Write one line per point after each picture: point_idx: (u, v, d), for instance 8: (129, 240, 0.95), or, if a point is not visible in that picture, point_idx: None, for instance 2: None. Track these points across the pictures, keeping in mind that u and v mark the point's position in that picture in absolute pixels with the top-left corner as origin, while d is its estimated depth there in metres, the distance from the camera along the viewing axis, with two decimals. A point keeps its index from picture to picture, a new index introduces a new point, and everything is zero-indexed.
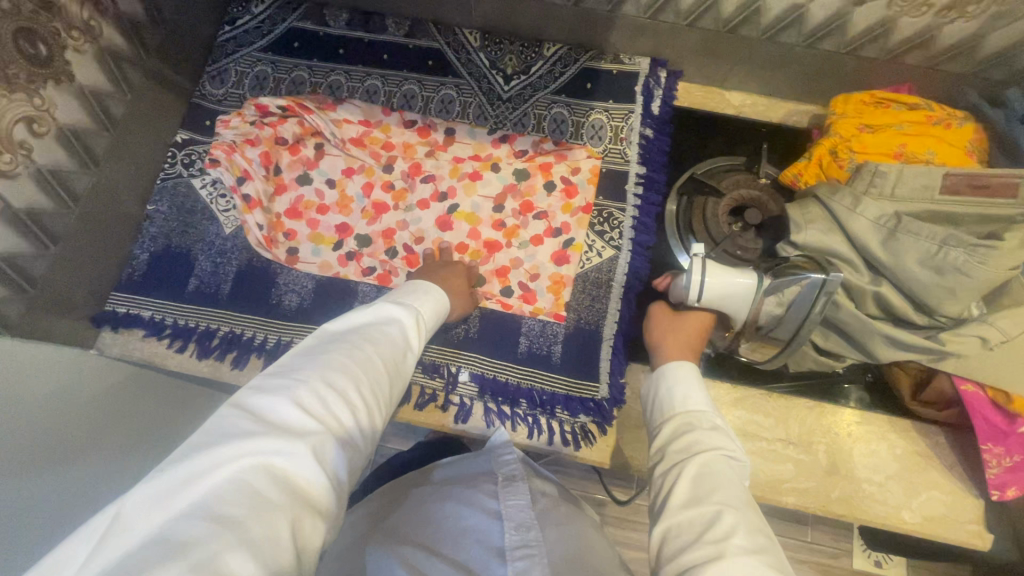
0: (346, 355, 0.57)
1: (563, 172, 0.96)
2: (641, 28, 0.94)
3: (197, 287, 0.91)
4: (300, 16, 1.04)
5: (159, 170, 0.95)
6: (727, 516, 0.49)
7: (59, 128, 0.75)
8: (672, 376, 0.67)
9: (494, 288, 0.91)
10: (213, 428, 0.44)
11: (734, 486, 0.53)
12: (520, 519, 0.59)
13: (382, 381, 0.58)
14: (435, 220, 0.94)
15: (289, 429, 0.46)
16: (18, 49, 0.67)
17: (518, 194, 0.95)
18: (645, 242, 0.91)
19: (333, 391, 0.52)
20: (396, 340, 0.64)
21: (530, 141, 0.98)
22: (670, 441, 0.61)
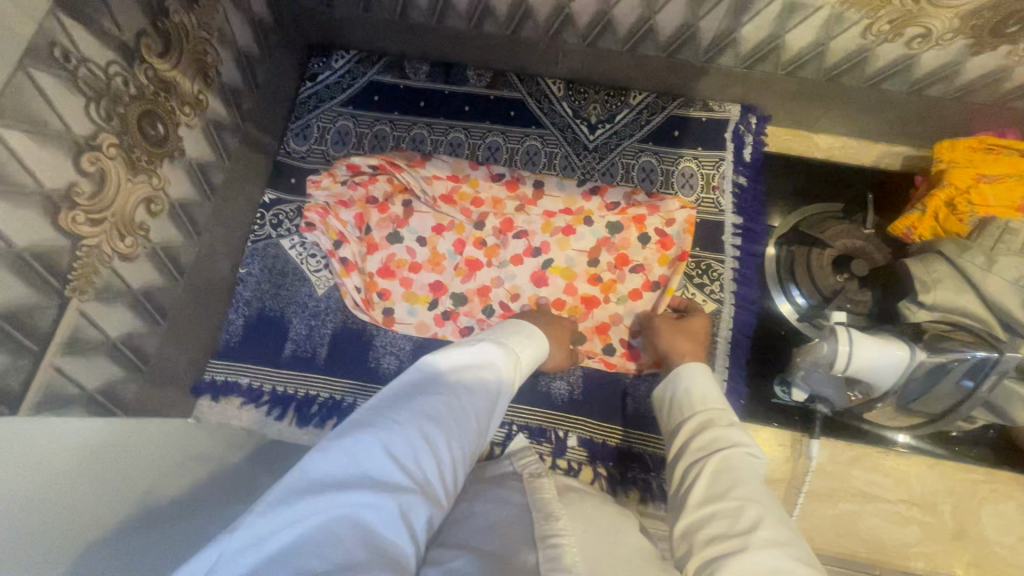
0: (442, 399, 0.55)
1: (658, 224, 0.93)
2: (736, 78, 0.92)
3: (292, 351, 0.89)
4: (380, 69, 1.03)
5: (249, 231, 0.94)
6: (751, 509, 0.52)
7: (171, 204, 0.74)
8: (695, 376, 0.70)
9: (594, 345, 0.89)
10: (312, 466, 0.45)
11: (759, 479, 0.56)
12: (546, 508, 0.58)
13: (471, 431, 0.55)
14: (530, 276, 0.92)
15: (379, 482, 0.45)
16: (141, 131, 0.66)
17: (613, 247, 0.93)
18: (747, 295, 0.90)
19: (425, 441, 0.50)
20: (494, 385, 0.61)
21: (619, 192, 0.95)
22: (689, 438, 0.63)
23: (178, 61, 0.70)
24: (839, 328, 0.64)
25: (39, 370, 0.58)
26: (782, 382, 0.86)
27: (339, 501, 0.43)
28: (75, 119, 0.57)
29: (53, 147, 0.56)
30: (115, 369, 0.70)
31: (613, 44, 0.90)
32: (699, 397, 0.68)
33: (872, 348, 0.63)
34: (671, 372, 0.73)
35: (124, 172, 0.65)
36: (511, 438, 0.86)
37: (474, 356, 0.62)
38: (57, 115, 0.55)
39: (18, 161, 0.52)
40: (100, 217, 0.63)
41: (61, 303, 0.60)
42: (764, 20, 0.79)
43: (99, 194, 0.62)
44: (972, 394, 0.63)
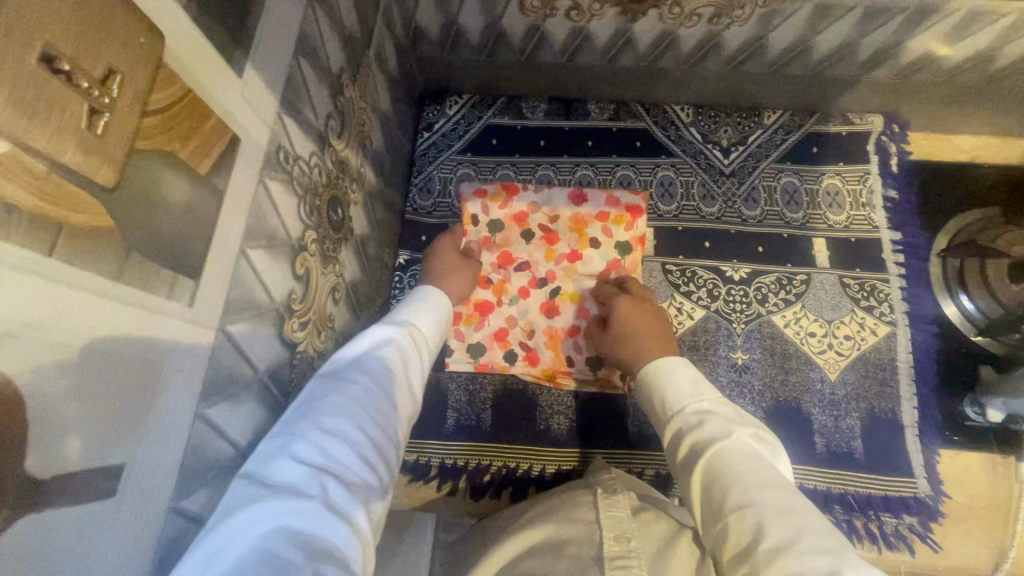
0: (345, 386, 0.48)
1: (600, 225, 0.85)
2: (884, 87, 0.89)
3: (455, 421, 0.85)
4: (496, 112, 0.99)
5: (389, 297, 0.90)
6: (750, 515, 0.46)
7: (346, 288, 0.70)
8: (657, 378, 0.65)
9: (496, 356, 0.83)
10: (220, 506, 0.38)
11: (753, 471, 0.50)
12: (619, 527, 0.57)
13: (387, 407, 0.49)
14: (542, 307, 0.84)
15: (288, 488, 0.39)
16: (329, 219, 0.62)
17: (495, 247, 0.85)
18: (921, 313, 0.87)
19: (339, 435, 0.44)
20: (400, 360, 0.55)
21: (557, 196, 0.86)
22: (675, 450, 0.59)
23: (348, 138, 0.66)
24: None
25: None
26: (974, 402, 0.82)
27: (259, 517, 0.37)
28: (292, 222, 0.53)
29: (280, 258, 0.51)
30: None
31: (758, 66, 0.86)
32: (661, 403, 0.63)
33: None
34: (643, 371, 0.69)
35: (319, 266, 0.60)
36: None
37: (372, 339, 0.55)
38: (281, 223, 0.51)
39: (260, 282, 0.48)
40: (306, 320, 0.58)
41: None
42: (936, 29, 0.76)
43: (305, 296, 0.58)
44: None
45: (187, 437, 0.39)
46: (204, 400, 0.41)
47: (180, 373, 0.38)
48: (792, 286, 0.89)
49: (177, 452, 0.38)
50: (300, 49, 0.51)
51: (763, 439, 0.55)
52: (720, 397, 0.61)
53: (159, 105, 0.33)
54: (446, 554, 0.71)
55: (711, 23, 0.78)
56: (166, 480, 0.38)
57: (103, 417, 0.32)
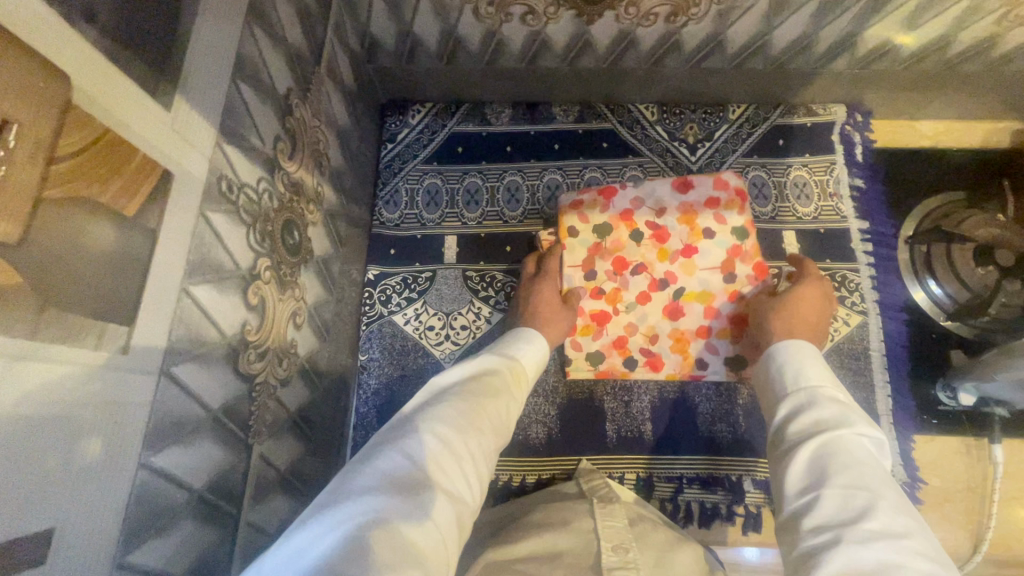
0: (454, 405, 0.57)
1: (712, 214, 0.81)
2: (845, 78, 0.89)
3: None
4: (460, 119, 0.97)
5: (360, 314, 0.89)
6: (862, 500, 0.46)
7: (309, 311, 0.68)
8: (797, 358, 0.63)
9: (616, 363, 0.82)
10: (342, 480, 0.47)
11: (878, 468, 0.50)
12: (617, 539, 0.60)
13: (485, 428, 0.56)
14: (663, 311, 0.81)
15: (400, 476, 0.46)
16: (284, 244, 0.60)
17: (606, 254, 0.83)
18: (891, 302, 0.87)
19: (443, 443, 0.51)
20: (498, 388, 0.63)
21: (660, 188, 0.83)
22: (787, 417, 0.58)
23: (302, 159, 0.64)
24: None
25: (238, 535, 0.53)
26: (945, 387, 0.82)
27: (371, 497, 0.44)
28: (242, 253, 0.51)
29: (230, 291, 0.50)
30: (286, 501, 0.64)
31: (720, 62, 0.86)
32: (787, 378, 0.62)
33: None
34: (766, 353, 0.67)
35: (276, 293, 0.59)
36: (684, 492, 0.81)
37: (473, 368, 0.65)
38: (229, 254, 0.49)
39: (208, 319, 0.46)
40: (264, 350, 0.57)
41: (246, 455, 0.54)
42: (892, 18, 0.77)
43: (262, 326, 0.56)
44: None
45: (131, 487, 0.38)
46: (149, 447, 0.39)
47: (116, 424, 0.36)
48: None
49: (120, 506, 0.37)
50: (238, 72, 0.50)
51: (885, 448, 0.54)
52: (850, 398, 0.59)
53: (70, 148, 0.32)
54: None
55: (668, 22, 0.78)
56: (108, 536, 0.36)
57: (27, 482, 0.30)
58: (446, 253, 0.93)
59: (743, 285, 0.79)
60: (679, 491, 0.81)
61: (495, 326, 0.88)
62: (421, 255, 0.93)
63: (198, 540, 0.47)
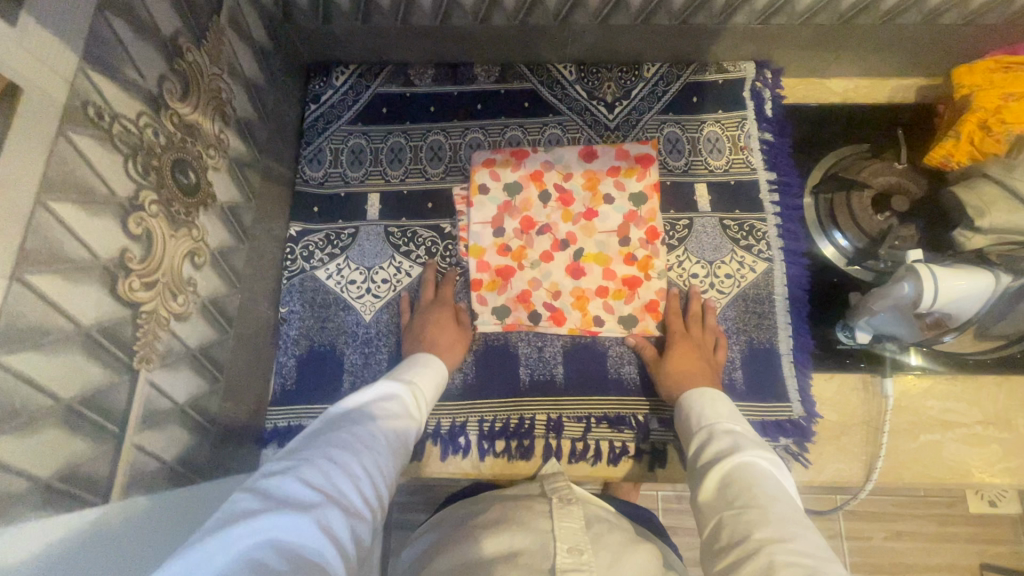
0: (353, 428, 0.58)
1: (612, 180, 0.89)
2: (750, 33, 0.92)
3: (352, 383, 0.86)
4: (384, 80, 1.00)
5: (282, 269, 0.91)
6: (749, 515, 0.52)
7: (213, 254, 0.70)
8: (705, 399, 0.71)
9: (521, 317, 0.87)
10: (223, 512, 0.45)
11: (771, 486, 0.55)
12: (572, 541, 0.60)
13: (381, 451, 0.57)
14: (566, 270, 0.88)
15: (294, 503, 0.46)
16: (175, 182, 0.62)
17: (515, 211, 0.88)
18: (796, 249, 0.90)
19: (340, 467, 0.51)
20: (396, 412, 0.64)
21: (567, 154, 0.90)
22: (698, 452, 0.65)
23: (198, 103, 0.66)
24: (917, 265, 0.65)
25: (121, 453, 0.55)
26: (845, 328, 0.85)
27: (258, 529, 0.43)
28: (119, 182, 0.54)
29: (103, 216, 0.52)
30: (188, 434, 0.67)
31: (626, 18, 0.89)
32: (696, 416, 0.69)
33: (957, 283, 0.64)
34: (682, 398, 0.74)
35: (167, 229, 0.61)
36: (592, 432, 0.84)
37: (374, 394, 0.66)
38: (100, 180, 0.51)
39: (74, 237, 0.48)
40: (153, 280, 0.59)
41: (132, 378, 0.56)
42: None
43: (149, 257, 0.58)
44: None
45: None
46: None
47: None
48: (674, 232, 0.92)
49: None
50: (105, 4, 0.52)
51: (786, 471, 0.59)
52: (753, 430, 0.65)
53: None
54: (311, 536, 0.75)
55: None
56: None
57: None
58: (368, 210, 0.95)
59: (635, 245, 0.89)
60: (588, 430, 0.84)
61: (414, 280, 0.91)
62: (344, 212, 0.95)
63: (68, 448, 0.49)
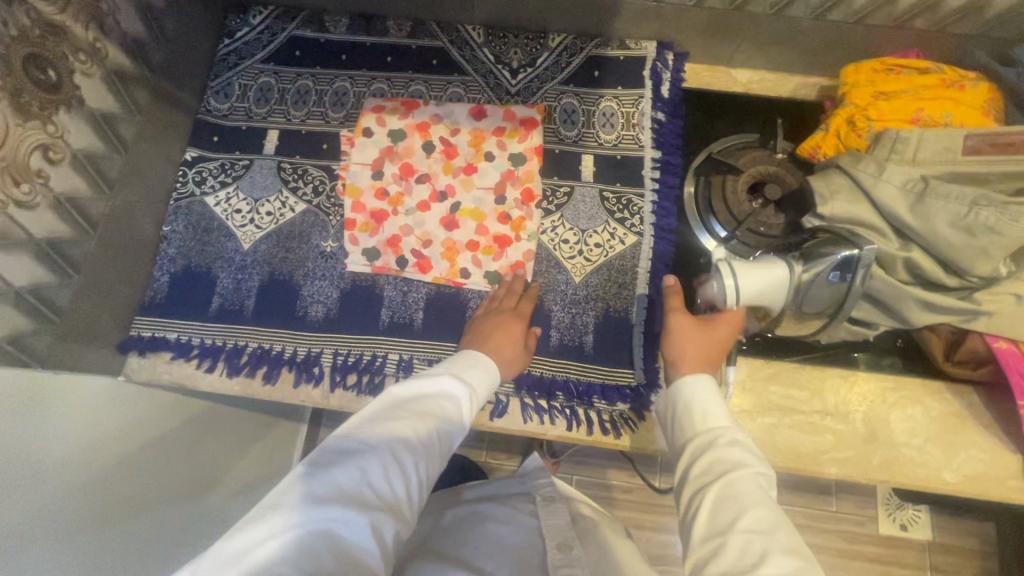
0: (414, 419, 0.60)
1: (495, 139, 0.93)
2: (647, 13, 0.94)
3: (220, 305, 0.90)
4: (300, 24, 1.03)
5: (172, 190, 0.94)
6: (756, 544, 0.48)
7: (73, 154, 0.74)
8: (706, 393, 0.65)
9: (390, 261, 0.90)
10: (289, 485, 0.51)
11: (779, 514, 0.51)
12: (559, 535, 0.71)
13: (436, 457, 0.60)
14: (440, 220, 0.91)
15: (354, 501, 0.51)
16: (26, 74, 0.65)
17: (396, 157, 0.92)
18: (667, 225, 0.92)
19: (396, 471, 0.55)
20: (455, 413, 0.64)
21: (455, 110, 0.94)
22: (692, 464, 0.59)
23: (67, 6, 0.70)
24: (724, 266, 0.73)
25: None
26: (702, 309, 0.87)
27: (315, 517, 0.49)
28: None
29: None
30: (25, 319, 0.70)
31: None
32: (688, 424, 0.64)
33: (754, 274, 0.73)
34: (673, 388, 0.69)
35: (13, 116, 0.64)
36: None
37: (439, 386, 0.66)
38: None
39: None
40: None
41: None
42: None
43: None
44: (851, 289, 0.72)
45: None
46: None
47: None
48: (554, 198, 0.94)
49: None
50: None
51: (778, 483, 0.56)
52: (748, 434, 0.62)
53: None
54: (198, 430, 0.95)
55: None
56: None
57: None
58: (264, 145, 0.98)
59: (511, 203, 0.92)
60: None
61: (297, 215, 0.94)
62: (241, 144, 0.98)
63: None
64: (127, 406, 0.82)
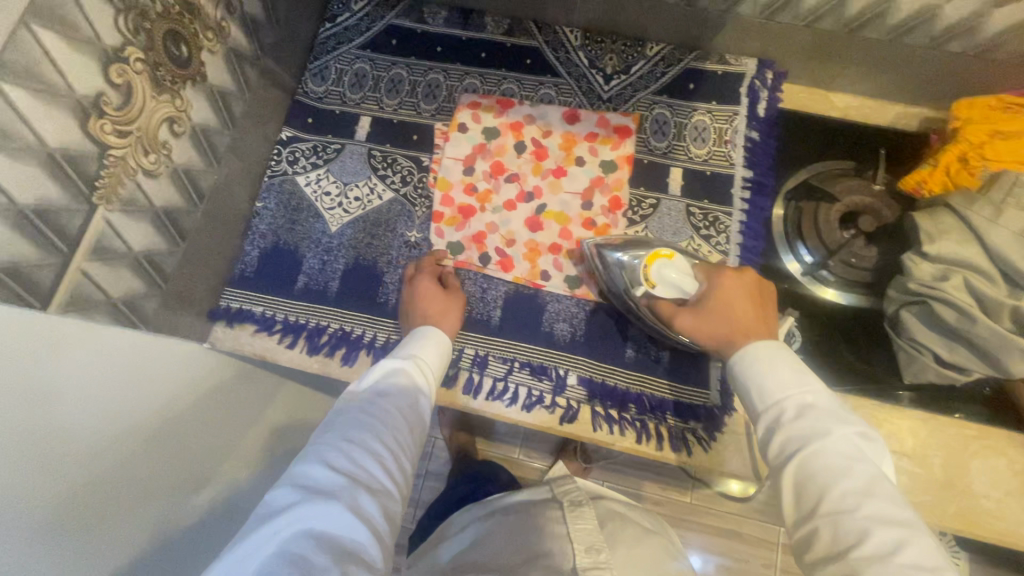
0: (369, 408, 0.65)
1: (587, 145, 0.93)
2: (754, 29, 0.92)
3: (306, 284, 0.92)
4: (399, 13, 1.04)
5: (266, 168, 0.97)
6: (851, 519, 0.51)
7: (193, 128, 0.77)
8: (760, 364, 0.65)
9: (473, 256, 0.92)
10: (263, 508, 0.52)
11: (885, 484, 0.53)
12: (588, 542, 0.71)
13: (400, 430, 0.65)
14: (525, 221, 0.92)
15: (327, 491, 0.53)
16: (164, 49, 0.68)
17: (488, 155, 0.93)
18: (753, 248, 0.91)
19: (360, 453, 0.59)
20: (408, 389, 0.70)
21: (550, 112, 0.94)
22: (770, 435, 0.61)
23: None
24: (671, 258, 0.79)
25: (68, 271, 0.62)
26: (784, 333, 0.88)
27: (297, 517, 0.50)
28: (107, 30, 0.60)
29: (85, 55, 0.58)
30: (138, 282, 0.74)
31: None
32: (758, 388, 0.64)
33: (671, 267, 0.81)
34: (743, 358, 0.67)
35: (149, 88, 0.67)
36: (513, 375, 0.87)
37: (385, 372, 0.71)
38: (89, 22, 0.58)
39: (52, 63, 0.54)
40: (128, 130, 0.65)
41: (89, 209, 0.63)
42: None
43: (127, 108, 0.64)
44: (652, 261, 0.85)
45: None
46: None
47: None
48: (640, 209, 0.94)
49: None
50: None
51: (886, 451, 0.58)
52: (824, 393, 0.61)
53: None
54: (244, 393, 0.90)
55: None
56: None
57: None
58: (356, 131, 1.00)
59: (597, 210, 0.92)
60: (510, 373, 0.88)
61: (384, 203, 0.96)
62: (334, 128, 1.00)
63: (14, 247, 0.55)
64: (214, 374, 0.83)
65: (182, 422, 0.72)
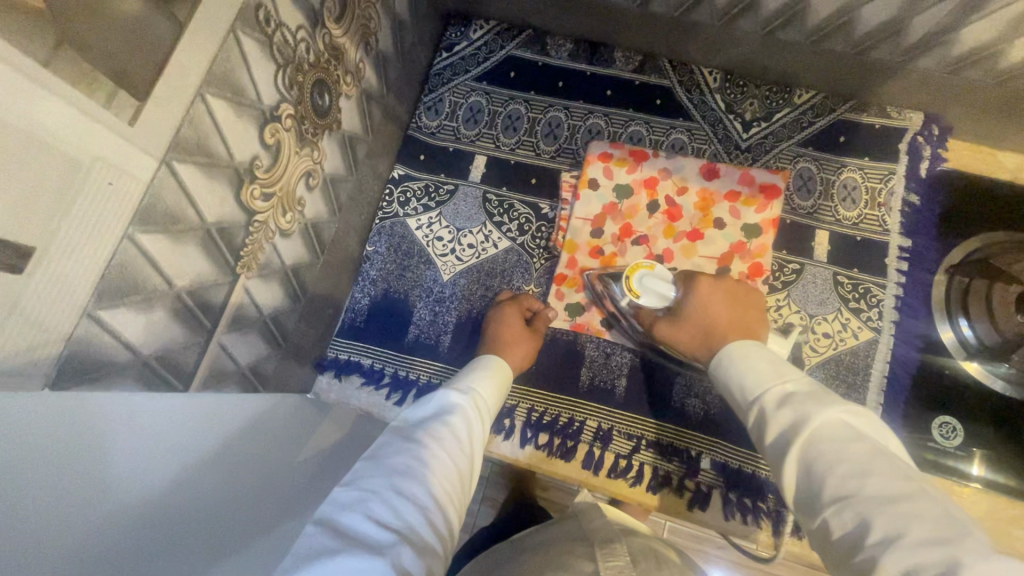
0: (418, 446, 0.55)
1: (728, 205, 0.84)
2: (929, 83, 0.81)
3: (416, 337, 0.87)
4: (520, 44, 0.97)
5: (377, 209, 0.92)
6: (854, 509, 0.41)
7: (324, 179, 0.71)
8: (741, 362, 0.58)
9: (593, 320, 0.83)
10: (292, 557, 0.43)
11: (885, 461, 0.42)
12: None
13: (453, 478, 0.55)
14: None
15: (366, 544, 0.44)
16: (311, 102, 0.62)
17: (618, 215, 0.86)
18: (909, 328, 0.82)
19: (405, 499, 0.49)
20: (463, 428, 0.60)
21: (687, 166, 0.85)
22: (762, 430, 0.52)
23: (348, 28, 0.66)
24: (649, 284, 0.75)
25: (208, 347, 0.57)
26: (942, 423, 0.80)
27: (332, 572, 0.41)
28: (267, 90, 0.54)
29: (245, 119, 0.52)
30: (263, 345, 0.69)
31: (797, 35, 0.80)
32: (739, 385, 0.57)
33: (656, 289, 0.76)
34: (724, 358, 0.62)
35: (294, 145, 0.61)
36: (639, 452, 0.81)
37: (439, 406, 0.62)
38: (252, 84, 0.52)
39: (218, 134, 0.49)
40: (271, 193, 0.59)
41: (232, 281, 0.58)
42: (996, 21, 0.68)
43: (273, 169, 0.59)
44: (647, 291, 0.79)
45: (114, 252, 0.42)
46: (138, 225, 0.43)
47: (109, 187, 0.40)
48: (781, 274, 0.86)
49: (100, 262, 0.41)
50: None
51: (890, 429, 0.47)
52: (805, 378, 0.53)
53: None
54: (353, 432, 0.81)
55: None
56: (81, 284, 0.40)
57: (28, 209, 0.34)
58: (471, 171, 0.93)
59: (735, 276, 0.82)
60: (635, 450, 0.81)
61: (499, 252, 0.90)
62: (447, 166, 0.94)
63: (166, 331, 0.51)
64: (289, 414, 0.71)
65: (258, 442, 0.59)
